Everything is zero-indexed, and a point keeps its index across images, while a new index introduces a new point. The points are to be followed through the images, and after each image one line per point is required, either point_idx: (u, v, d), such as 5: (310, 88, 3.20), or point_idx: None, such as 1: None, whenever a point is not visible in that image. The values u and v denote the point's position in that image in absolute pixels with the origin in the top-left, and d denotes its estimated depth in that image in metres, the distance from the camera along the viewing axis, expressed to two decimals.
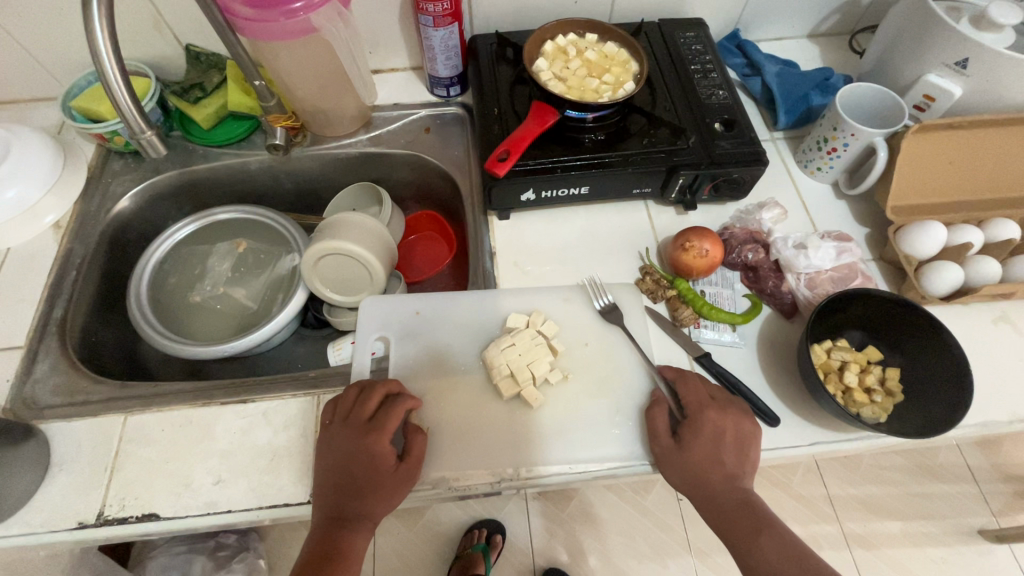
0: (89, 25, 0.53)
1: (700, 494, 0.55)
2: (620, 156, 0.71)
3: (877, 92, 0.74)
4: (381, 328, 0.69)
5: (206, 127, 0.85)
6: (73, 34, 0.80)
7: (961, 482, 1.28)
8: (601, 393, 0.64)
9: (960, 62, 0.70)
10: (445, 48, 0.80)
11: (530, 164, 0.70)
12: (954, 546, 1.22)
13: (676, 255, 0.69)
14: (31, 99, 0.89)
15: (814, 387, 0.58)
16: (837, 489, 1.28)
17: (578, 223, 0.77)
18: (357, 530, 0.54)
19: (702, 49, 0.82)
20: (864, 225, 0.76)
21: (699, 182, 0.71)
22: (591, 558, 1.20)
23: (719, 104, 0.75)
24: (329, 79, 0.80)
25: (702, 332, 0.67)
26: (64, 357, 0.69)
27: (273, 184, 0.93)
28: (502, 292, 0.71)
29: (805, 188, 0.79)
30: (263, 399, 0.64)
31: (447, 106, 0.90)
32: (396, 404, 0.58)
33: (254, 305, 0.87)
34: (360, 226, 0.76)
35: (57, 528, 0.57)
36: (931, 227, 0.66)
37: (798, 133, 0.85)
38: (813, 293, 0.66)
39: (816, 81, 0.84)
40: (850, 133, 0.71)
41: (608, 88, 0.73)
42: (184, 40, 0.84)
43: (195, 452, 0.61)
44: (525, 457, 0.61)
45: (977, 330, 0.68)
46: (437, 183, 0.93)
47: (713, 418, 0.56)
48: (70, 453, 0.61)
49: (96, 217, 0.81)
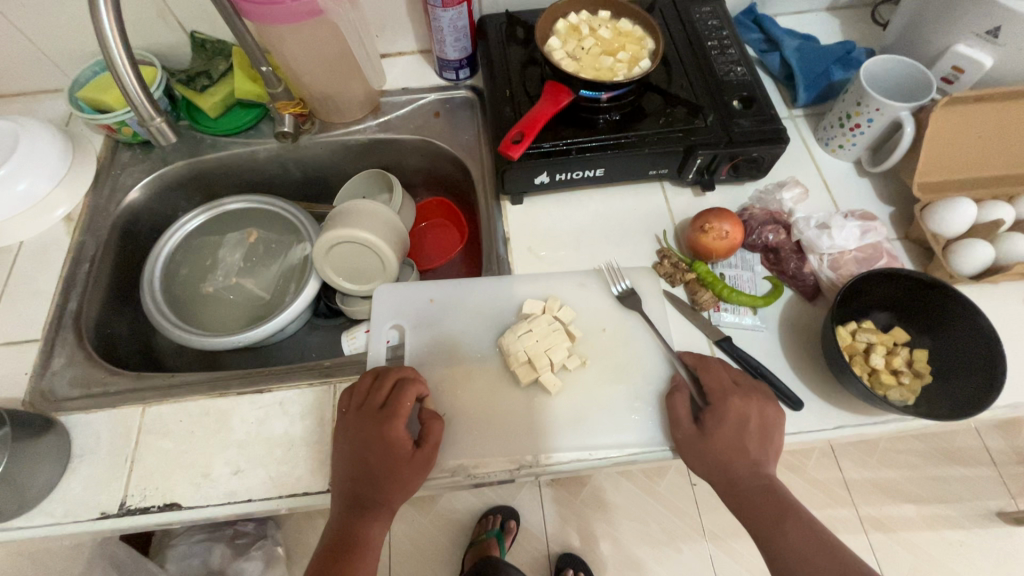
0: (96, 13, 0.52)
1: (723, 481, 0.54)
2: (636, 136, 0.69)
3: (903, 65, 0.72)
4: (396, 315, 0.69)
5: (214, 115, 0.84)
6: (76, 24, 0.79)
7: (977, 464, 1.27)
8: (620, 379, 0.63)
9: (992, 30, 0.67)
10: (454, 29, 0.78)
11: (544, 146, 0.68)
12: (972, 529, 1.20)
13: (694, 238, 0.67)
14: (37, 91, 0.89)
15: (841, 370, 0.57)
16: (852, 473, 1.26)
17: (592, 206, 0.76)
18: (375, 517, 0.54)
19: (719, 25, 0.79)
20: (887, 203, 0.74)
21: (718, 162, 0.69)
22: (604, 543, 1.21)
23: (737, 80, 0.73)
24: (336, 64, 0.78)
25: (722, 316, 0.66)
26: (81, 349, 0.69)
27: (282, 173, 0.92)
28: (517, 277, 0.70)
29: (826, 166, 0.77)
30: (279, 389, 0.64)
31: (456, 89, 0.88)
32: (412, 390, 0.58)
33: (267, 295, 0.86)
34: (371, 213, 0.75)
35: (79, 518, 0.57)
36: (959, 203, 0.64)
37: (818, 110, 0.82)
38: (837, 274, 0.64)
39: (837, 55, 0.81)
40: (875, 108, 0.68)
41: (623, 66, 0.71)
42: (188, 26, 0.82)
43: (213, 442, 0.61)
44: (543, 444, 0.60)
45: (1008, 310, 0.66)
46: (448, 169, 0.91)
47: (737, 404, 0.55)
48: (90, 444, 0.61)
49: (107, 209, 0.81)
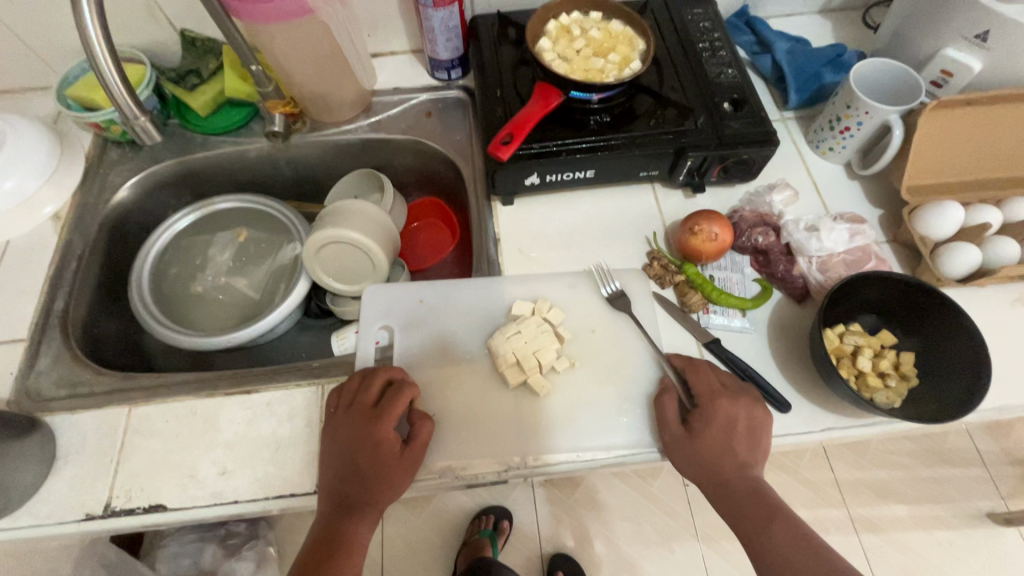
0: (81, 18, 0.52)
1: (711, 484, 0.54)
2: (626, 138, 0.69)
3: (893, 68, 0.72)
4: (385, 316, 0.68)
5: (204, 114, 0.84)
6: (65, 21, 0.78)
7: (969, 465, 1.27)
8: (609, 380, 0.63)
9: (980, 35, 0.68)
10: (445, 29, 0.78)
11: (535, 147, 0.68)
12: (963, 530, 1.20)
13: (684, 239, 0.67)
14: (26, 88, 0.88)
15: (829, 372, 0.57)
16: (844, 474, 1.27)
17: (583, 207, 0.76)
18: (362, 518, 0.53)
19: (711, 27, 0.79)
20: (877, 206, 0.74)
21: (708, 164, 0.69)
22: (597, 543, 1.21)
23: (728, 82, 0.73)
24: (327, 64, 0.78)
25: (712, 317, 0.66)
26: (67, 349, 0.69)
27: (273, 172, 0.92)
28: (507, 278, 0.70)
29: (817, 168, 0.77)
30: (267, 389, 0.64)
31: (448, 89, 0.88)
32: (399, 390, 0.57)
33: (257, 295, 0.86)
34: (361, 213, 0.75)
35: (64, 519, 0.57)
36: (948, 206, 0.65)
37: (809, 112, 0.83)
38: (826, 277, 0.65)
39: (828, 58, 0.81)
40: (864, 111, 0.69)
41: (614, 67, 0.71)
42: (178, 24, 0.82)
43: (200, 443, 0.61)
44: (532, 446, 0.60)
45: (995, 312, 0.66)
46: (440, 169, 0.91)
47: (725, 406, 0.55)
48: (76, 445, 0.61)
49: (96, 208, 0.80)
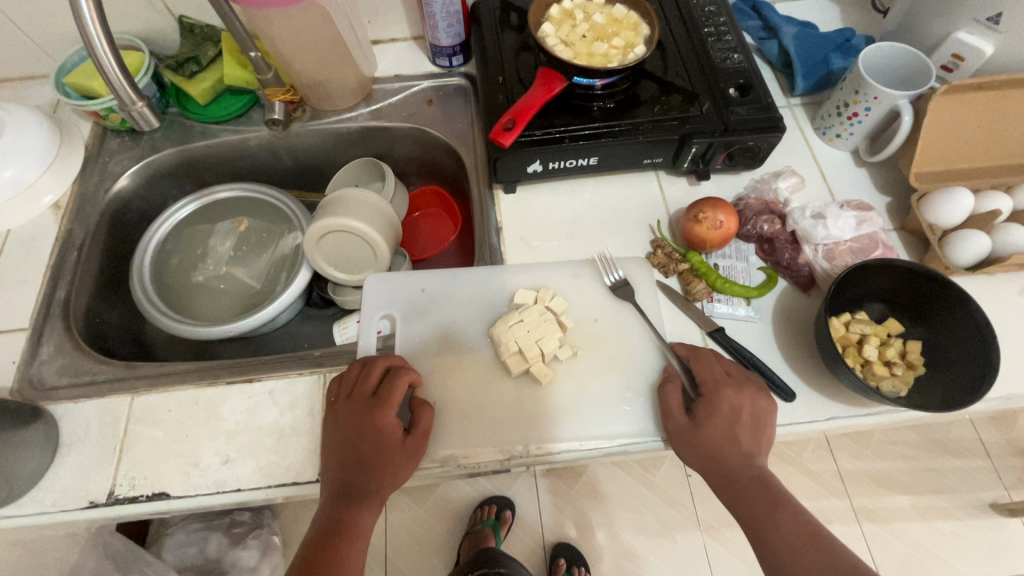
0: (77, 12, 0.52)
1: (715, 472, 0.53)
2: (630, 124, 0.68)
3: (903, 53, 0.70)
4: (387, 306, 0.68)
5: (203, 102, 0.83)
6: (62, 8, 0.77)
7: (973, 456, 1.27)
8: (612, 369, 0.63)
9: (993, 17, 0.67)
10: (446, 14, 0.76)
11: (536, 134, 0.67)
12: (965, 520, 1.20)
13: (689, 227, 0.66)
14: (23, 77, 0.87)
15: (834, 362, 0.57)
16: (846, 465, 1.27)
17: (586, 195, 0.75)
18: (364, 506, 0.53)
19: (716, 11, 0.78)
20: (885, 194, 0.73)
21: (713, 151, 0.68)
22: (599, 533, 1.21)
23: (733, 67, 0.72)
24: (327, 51, 0.77)
25: (716, 306, 0.65)
26: (69, 338, 0.69)
27: (273, 161, 0.91)
28: (509, 268, 0.69)
29: (823, 156, 0.76)
30: (269, 378, 0.63)
31: (449, 77, 0.87)
32: (399, 377, 0.57)
33: (258, 284, 0.85)
34: (362, 201, 0.74)
35: (68, 507, 0.57)
36: (957, 193, 0.63)
37: (816, 98, 0.81)
38: (832, 265, 0.64)
39: (835, 43, 0.80)
40: (872, 97, 0.67)
41: (618, 52, 0.70)
42: (176, 11, 0.81)
43: (202, 432, 0.61)
44: (535, 435, 0.59)
45: (1003, 301, 0.65)
46: (441, 158, 0.90)
47: (730, 396, 0.55)
48: (79, 433, 0.61)
49: (96, 197, 0.80)
